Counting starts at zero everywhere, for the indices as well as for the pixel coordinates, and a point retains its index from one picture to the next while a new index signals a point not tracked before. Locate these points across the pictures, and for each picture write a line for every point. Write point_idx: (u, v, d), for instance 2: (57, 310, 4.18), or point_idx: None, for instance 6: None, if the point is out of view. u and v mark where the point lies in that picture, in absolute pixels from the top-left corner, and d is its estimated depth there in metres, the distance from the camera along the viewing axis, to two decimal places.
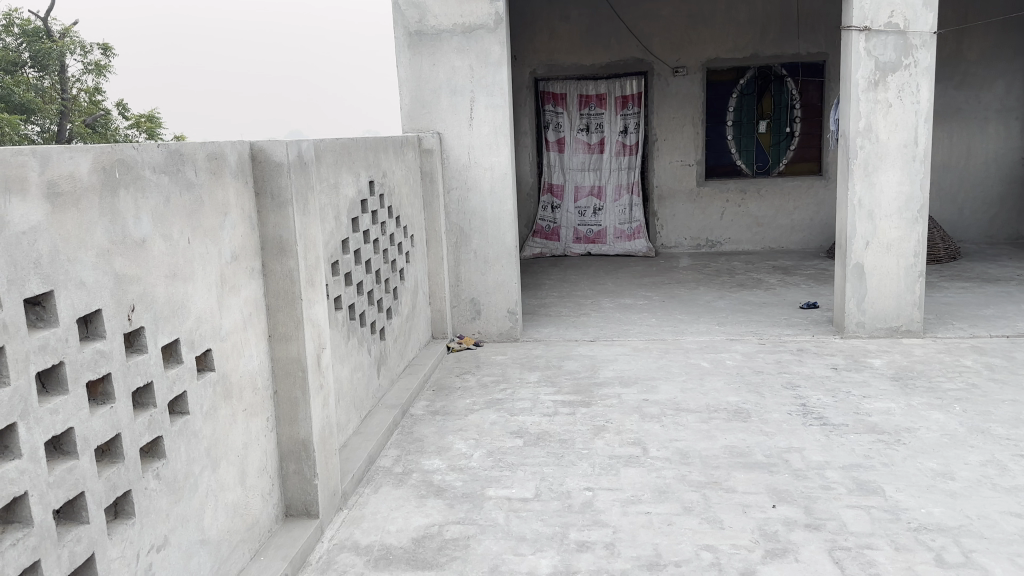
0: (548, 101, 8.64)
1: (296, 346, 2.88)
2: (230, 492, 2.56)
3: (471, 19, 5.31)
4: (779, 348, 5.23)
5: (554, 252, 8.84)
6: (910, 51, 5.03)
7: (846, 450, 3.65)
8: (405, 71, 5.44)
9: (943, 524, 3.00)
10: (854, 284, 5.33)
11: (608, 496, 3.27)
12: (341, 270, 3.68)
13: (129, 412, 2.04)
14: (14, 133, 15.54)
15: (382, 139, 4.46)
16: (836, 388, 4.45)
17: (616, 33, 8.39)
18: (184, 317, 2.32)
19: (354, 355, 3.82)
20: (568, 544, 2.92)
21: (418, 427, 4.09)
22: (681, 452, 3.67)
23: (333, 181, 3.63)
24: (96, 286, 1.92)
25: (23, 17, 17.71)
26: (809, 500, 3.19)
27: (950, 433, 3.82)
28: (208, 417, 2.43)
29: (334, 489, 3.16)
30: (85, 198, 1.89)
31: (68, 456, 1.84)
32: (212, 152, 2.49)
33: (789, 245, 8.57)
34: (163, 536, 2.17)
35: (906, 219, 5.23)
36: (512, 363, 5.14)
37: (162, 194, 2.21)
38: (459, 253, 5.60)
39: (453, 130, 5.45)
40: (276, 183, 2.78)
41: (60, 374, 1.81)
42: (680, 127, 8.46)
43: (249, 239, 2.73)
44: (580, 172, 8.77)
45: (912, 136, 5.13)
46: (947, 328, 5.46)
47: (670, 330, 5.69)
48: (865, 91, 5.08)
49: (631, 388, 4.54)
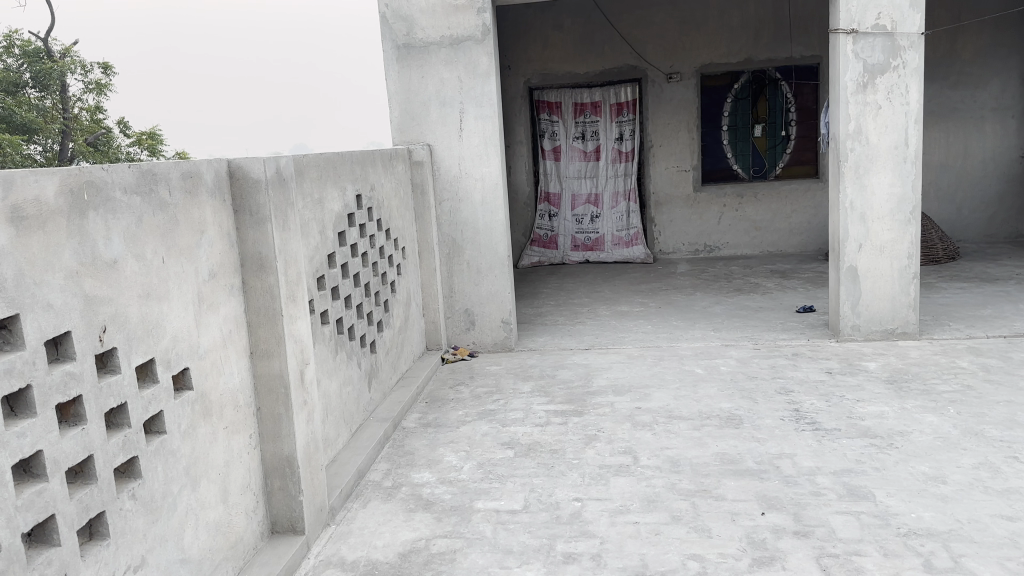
0: (543, 110, 8.65)
1: (278, 362, 2.88)
2: (211, 510, 2.56)
3: (458, 31, 5.32)
4: (774, 352, 5.21)
5: (552, 260, 8.83)
6: (898, 52, 5.02)
7: (837, 454, 3.63)
8: (394, 84, 5.46)
9: (933, 528, 2.98)
10: (848, 287, 5.31)
11: (597, 507, 3.25)
12: (328, 284, 3.68)
13: (102, 433, 2.04)
14: (16, 153, 15.62)
15: (370, 152, 4.47)
16: (830, 393, 4.43)
17: (609, 41, 8.41)
18: (160, 337, 2.32)
19: (343, 370, 3.82)
20: (554, 556, 2.90)
21: (410, 440, 4.08)
22: (671, 460, 3.66)
23: (318, 196, 3.64)
24: (65, 308, 1.92)
25: (23, 38, 17.83)
26: (798, 507, 3.17)
27: (943, 436, 3.79)
28: (186, 435, 2.43)
29: (321, 505, 3.16)
30: (52, 222, 1.89)
31: (37, 478, 1.84)
32: (186, 171, 2.50)
33: (788, 249, 8.55)
34: (140, 556, 2.17)
35: (899, 221, 5.21)
36: (506, 373, 5.13)
37: (135, 214, 2.22)
38: (452, 265, 5.60)
39: (443, 141, 5.46)
40: (254, 200, 2.78)
41: (29, 398, 1.81)
42: (675, 134, 8.47)
43: (227, 256, 2.73)
44: (576, 180, 8.76)
45: (902, 138, 5.11)
46: (944, 329, 5.43)
47: (666, 337, 5.68)
48: (853, 93, 5.08)
49: (624, 396, 4.52)
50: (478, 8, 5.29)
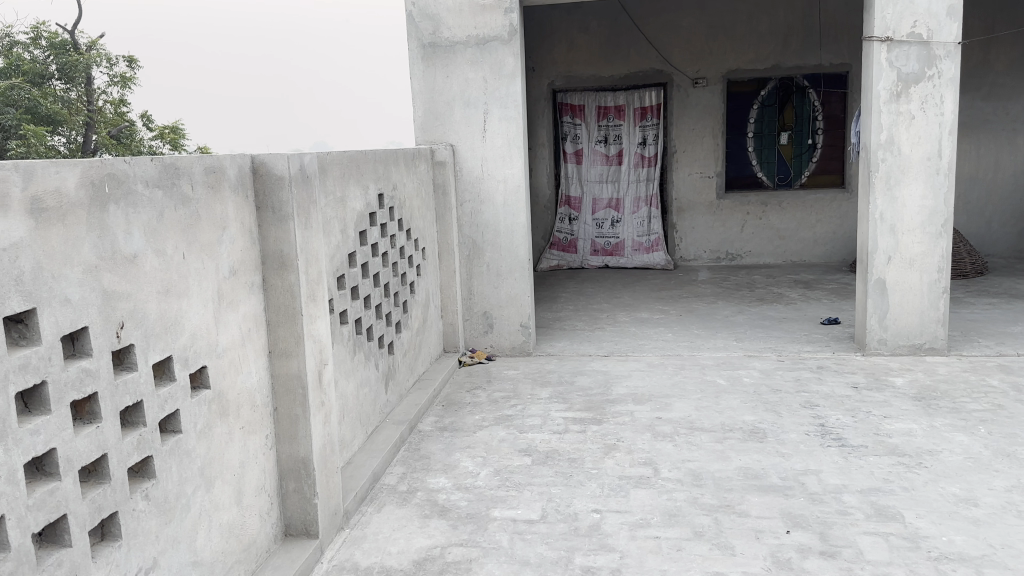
0: (566, 113, 8.59)
1: (296, 362, 2.82)
2: (225, 512, 2.51)
3: (485, 30, 5.26)
4: (798, 365, 5.11)
5: (571, 265, 8.75)
6: (934, 61, 4.91)
7: (864, 473, 3.54)
8: (419, 83, 5.41)
9: (965, 553, 2.88)
10: (875, 300, 5.20)
11: (616, 519, 3.17)
12: (347, 284, 3.63)
13: (117, 431, 1.99)
14: (40, 144, 15.71)
15: (393, 151, 4.41)
16: (856, 408, 4.33)
17: (635, 45, 8.32)
18: (178, 333, 2.27)
19: (360, 371, 3.76)
20: (572, 569, 2.83)
21: (426, 443, 4.02)
22: (693, 473, 3.57)
23: (340, 194, 3.59)
24: (83, 303, 1.88)
25: (51, 30, 17.97)
26: (824, 526, 3.08)
27: (974, 457, 3.68)
28: (202, 435, 2.38)
29: (335, 508, 3.10)
30: (72, 214, 1.85)
31: (50, 477, 1.79)
32: (209, 166, 2.45)
33: (812, 258, 8.42)
34: (152, 558, 2.12)
35: (929, 234, 5.10)
36: (524, 378, 5.05)
37: (156, 209, 2.17)
38: (472, 266, 5.54)
39: (466, 142, 5.40)
40: (276, 197, 2.73)
41: (43, 394, 1.77)
42: (699, 140, 8.37)
43: (248, 253, 2.68)
44: (598, 184, 8.68)
45: (935, 149, 5.00)
46: (973, 346, 5.31)
47: (687, 346, 5.58)
48: (886, 102, 4.97)
49: (644, 405, 4.44)
50: (506, 8, 5.22)
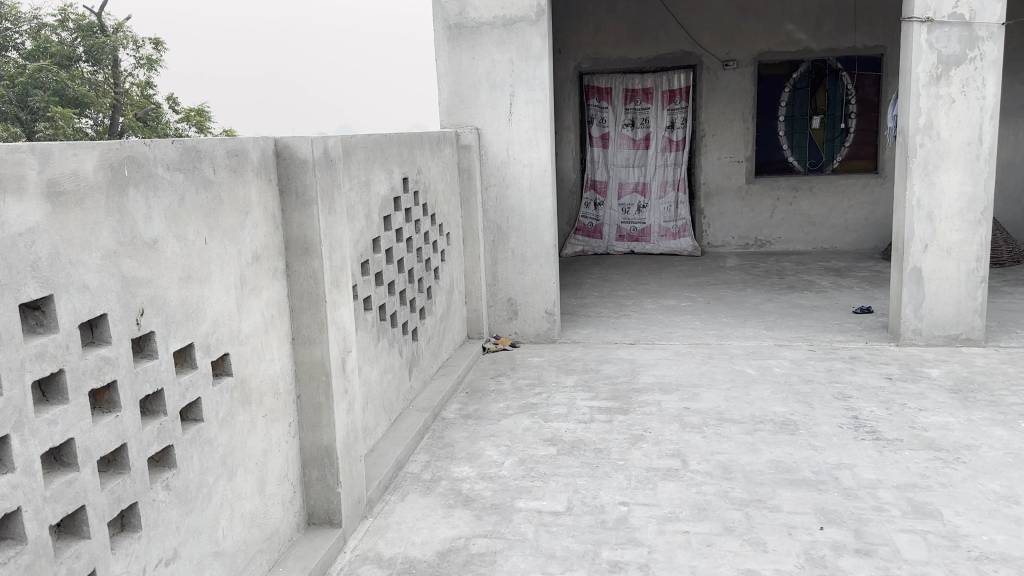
0: (593, 96, 8.44)
1: (320, 349, 2.78)
2: (247, 501, 2.47)
3: (512, 11, 5.16)
4: (831, 355, 4.99)
5: (596, 250, 8.64)
6: (976, 43, 4.74)
7: (900, 467, 3.44)
8: (444, 65, 5.33)
9: (1007, 553, 2.77)
10: (911, 289, 5.06)
11: (644, 512, 3.11)
12: (372, 269, 3.58)
13: (137, 420, 1.95)
14: (68, 127, 15.81)
15: (418, 134, 4.34)
16: (891, 400, 4.21)
17: (664, 26, 8.16)
18: (200, 321, 2.23)
19: (384, 357, 3.72)
20: (599, 564, 2.77)
21: (450, 431, 3.97)
22: (723, 466, 3.49)
23: (364, 178, 3.52)
24: (101, 289, 1.83)
25: (78, 12, 18.06)
26: (859, 523, 2.99)
27: (1014, 452, 3.56)
28: (224, 423, 2.34)
29: (359, 497, 3.05)
30: (90, 197, 1.80)
31: (68, 467, 1.75)
32: (232, 149, 2.39)
33: (843, 245, 8.25)
34: (173, 549, 2.08)
35: (968, 222, 4.94)
36: (549, 365, 4.98)
37: (177, 192, 2.12)
38: (496, 252, 5.47)
39: (492, 125, 5.31)
40: (301, 181, 2.67)
41: (61, 383, 1.72)
42: (729, 123, 8.21)
43: (271, 239, 2.63)
44: (624, 168, 8.54)
45: (976, 134, 4.84)
46: (1011, 337, 5.16)
47: (715, 334, 5.48)
48: (926, 85, 4.81)
49: (672, 395, 4.36)
50: None
